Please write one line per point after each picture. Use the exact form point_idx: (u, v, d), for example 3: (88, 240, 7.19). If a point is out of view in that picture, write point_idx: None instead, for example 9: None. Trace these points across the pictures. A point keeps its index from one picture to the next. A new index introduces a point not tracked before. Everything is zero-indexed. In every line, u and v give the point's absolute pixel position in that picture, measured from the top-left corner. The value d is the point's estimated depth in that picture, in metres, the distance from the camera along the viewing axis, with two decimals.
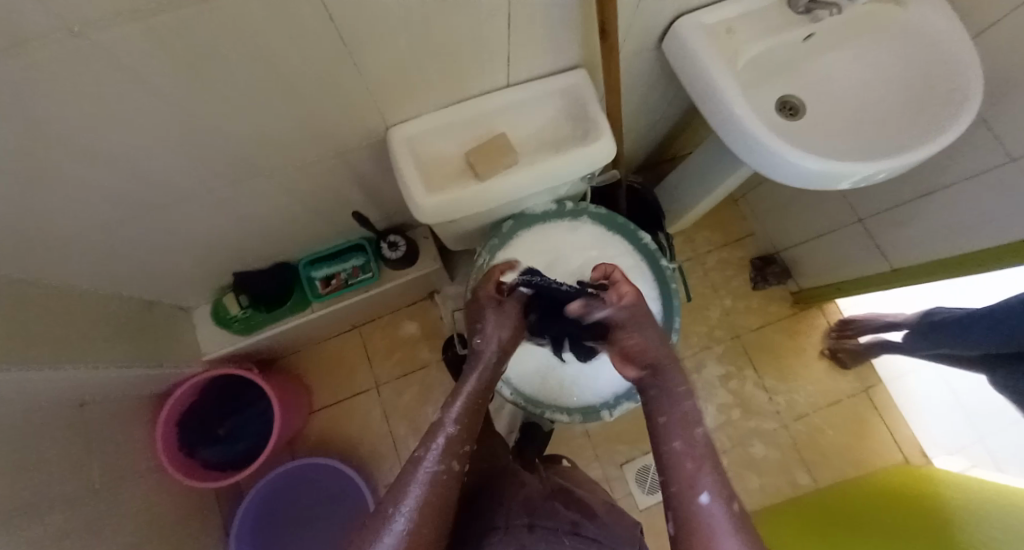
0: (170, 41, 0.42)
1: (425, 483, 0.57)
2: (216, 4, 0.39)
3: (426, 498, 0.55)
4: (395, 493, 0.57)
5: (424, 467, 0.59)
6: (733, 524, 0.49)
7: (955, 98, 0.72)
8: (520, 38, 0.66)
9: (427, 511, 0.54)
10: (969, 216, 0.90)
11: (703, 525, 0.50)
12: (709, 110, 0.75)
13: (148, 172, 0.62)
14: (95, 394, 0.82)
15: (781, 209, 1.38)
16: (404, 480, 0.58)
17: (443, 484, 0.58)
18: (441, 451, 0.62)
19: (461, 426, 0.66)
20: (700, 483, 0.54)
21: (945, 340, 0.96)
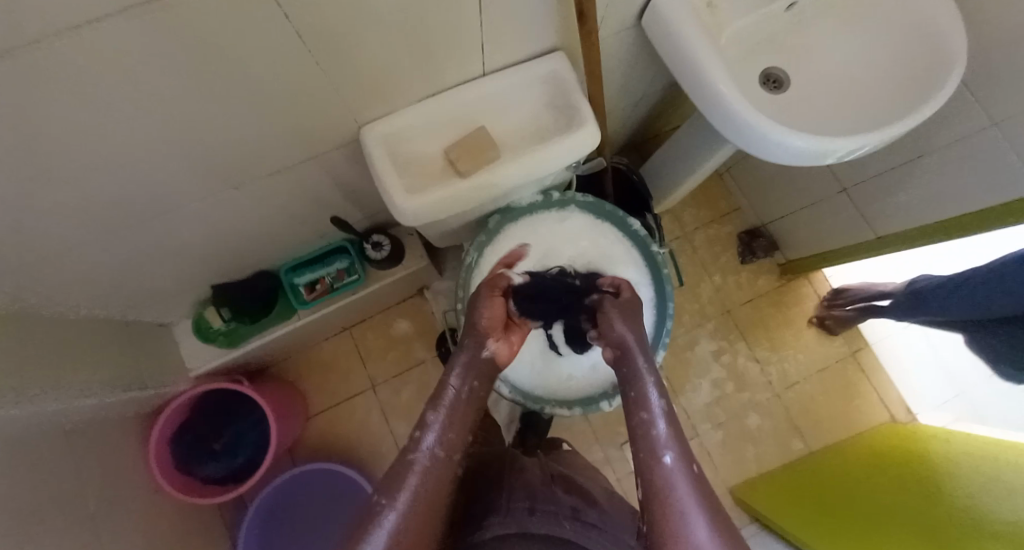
0: (112, 54, 0.36)
1: (415, 476, 0.51)
2: (158, 11, 0.33)
3: (418, 491, 0.49)
4: (386, 486, 0.50)
5: (415, 458, 0.53)
6: (693, 484, 0.46)
7: (938, 72, 0.66)
8: (494, 23, 0.57)
9: (420, 505, 0.48)
10: (956, 194, 0.83)
11: (666, 482, 0.47)
12: (691, 89, 0.68)
13: (112, 191, 0.56)
14: (78, 418, 0.75)
15: (766, 185, 1.28)
16: (396, 474, 0.52)
17: (434, 474, 0.52)
18: (434, 441, 0.56)
19: (454, 414, 0.59)
20: (664, 446, 0.52)
21: (932, 310, 0.92)
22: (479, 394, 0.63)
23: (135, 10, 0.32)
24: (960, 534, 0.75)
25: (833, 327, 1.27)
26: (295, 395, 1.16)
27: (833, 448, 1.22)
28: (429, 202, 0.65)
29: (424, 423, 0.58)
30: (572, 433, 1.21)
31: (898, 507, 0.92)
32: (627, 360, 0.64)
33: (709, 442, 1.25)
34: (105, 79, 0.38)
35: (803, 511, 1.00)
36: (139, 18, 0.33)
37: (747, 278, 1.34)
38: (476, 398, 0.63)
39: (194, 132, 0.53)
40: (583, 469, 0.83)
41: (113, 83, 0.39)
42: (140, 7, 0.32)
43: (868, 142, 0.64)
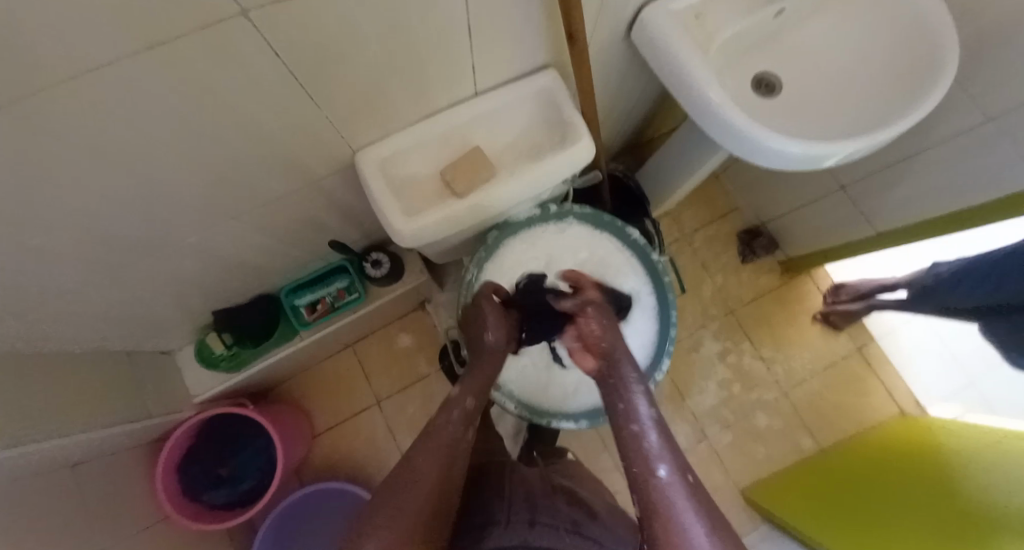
0: (100, 101, 0.36)
1: (447, 445, 0.60)
2: (144, 57, 0.33)
3: (447, 457, 0.59)
4: (421, 447, 0.59)
5: (448, 428, 0.62)
6: (689, 492, 0.49)
7: (931, 72, 0.66)
8: (483, 43, 0.57)
9: (447, 471, 0.57)
10: (954, 188, 0.83)
11: (661, 496, 0.50)
12: (684, 101, 0.68)
13: (109, 230, 0.56)
14: (84, 454, 0.76)
15: (762, 183, 1.28)
16: (429, 438, 0.60)
17: (459, 446, 0.61)
18: (463, 417, 0.64)
19: (479, 399, 0.68)
20: (656, 459, 0.54)
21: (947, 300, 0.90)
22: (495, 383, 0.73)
23: (120, 56, 0.32)
24: (981, 534, 0.74)
25: (837, 322, 1.27)
26: (299, 415, 1.16)
27: (843, 445, 1.21)
28: (426, 224, 0.65)
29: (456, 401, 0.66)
30: (581, 442, 1.21)
31: (915, 505, 0.90)
32: (615, 370, 0.69)
33: (717, 444, 1.25)
34: (93, 122, 0.38)
35: (816, 512, 0.99)
36: (124, 63, 0.33)
37: (748, 277, 1.34)
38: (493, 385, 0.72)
39: (188, 166, 0.52)
40: (591, 484, 0.81)
41: (101, 126, 0.39)
42: (124, 53, 0.32)
43: (865, 145, 0.64)
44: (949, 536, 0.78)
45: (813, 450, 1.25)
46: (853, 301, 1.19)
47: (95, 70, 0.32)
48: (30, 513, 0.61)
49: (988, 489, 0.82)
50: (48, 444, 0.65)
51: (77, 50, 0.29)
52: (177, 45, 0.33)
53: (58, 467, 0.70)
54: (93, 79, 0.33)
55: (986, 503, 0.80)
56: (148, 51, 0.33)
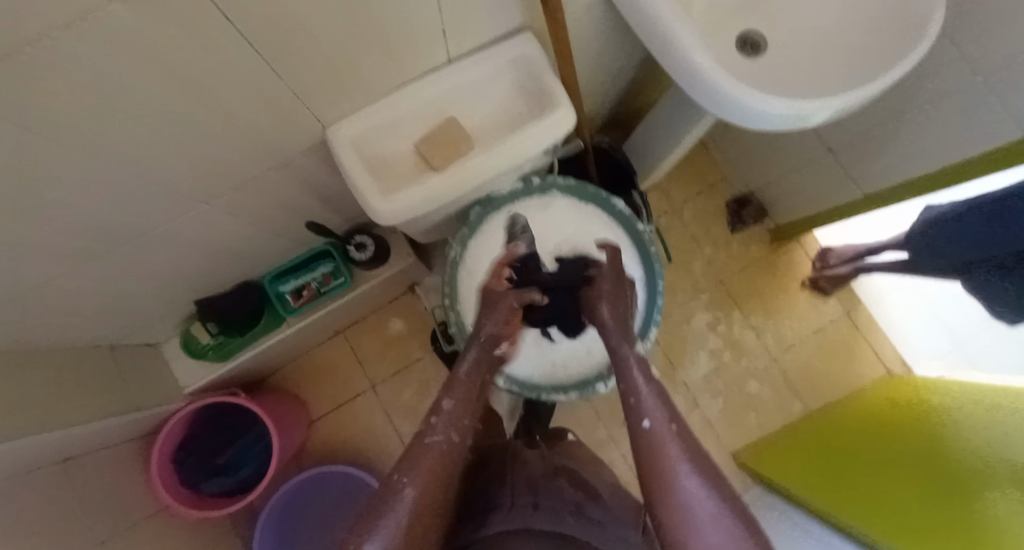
0: (51, 90, 0.34)
1: (430, 458, 0.55)
2: (92, 42, 0.31)
3: (432, 472, 0.53)
4: (403, 464, 0.54)
5: (430, 439, 0.57)
6: (675, 437, 0.54)
7: (915, 24, 0.64)
8: (454, 9, 0.55)
9: (434, 485, 0.52)
10: (945, 144, 0.82)
11: (651, 444, 0.54)
12: (666, 63, 0.66)
13: (75, 224, 0.54)
14: (77, 449, 0.76)
15: (750, 150, 1.26)
16: (411, 454, 0.55)
17: (446, 458, 0.56)
18: (447, 425, 0.60)
19: (464, 404, 0.63)
20: (644, 410, 0.58)
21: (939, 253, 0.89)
22: (484, 386, 0.68)
23: (74, 38, 0.29)
24: (975, 493, 0.75)
25: (826, 287, 1.28)
26: (294, 403, 1.16)
27: (832, 408, 1.23)
28: (405, 202, 0.63)
29: (438, 409, 0.62)
30: (576, 416, 1.22)
31: (906, 461, 0.92)
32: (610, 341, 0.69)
33: (710, 412, 1.27)
34: (51, 108, 0.36)
35: (809, 475, 1.02)
36: (79, 44, 0.31)
37: (738, 247, 1.33)
38: (478, 388, 0.67)
39: (155, 151, 0.50)
40: (590, 465, 0.82)
41: (57, 112, 0.36)
42: (79, 34, 0.29)
43: (853, 100, 0.62)
44: (940, 492, 0.80)
45: (802, 414, 1.27)
46: (841, 265, 1.20)
47: (47, 55, 0.30)
48: (27, 515, 0.61)
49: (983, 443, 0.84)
50: (33, 444, 0.63)
51: (25, 35, 0.27)
52: (127, 26, 0.31)
53: (47, 465, 0.69)
54: (43, 65, 0.31)
55: (976, 458, 0.82)
56: (106, 30, 0.31)
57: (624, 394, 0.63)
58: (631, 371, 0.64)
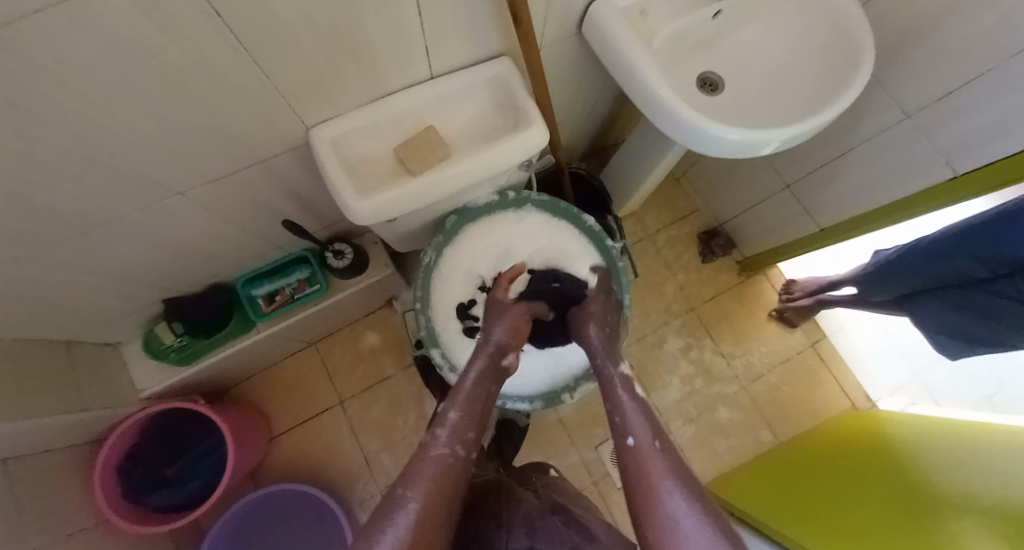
0: (40, 58, 0.36)
1: (433, 470, 0.51)
2: (85, 16, 0.34)
3: (439, 486, 0.49)
4: (406, 477, 0.49)
5: (434, 452, 0.53)
6: (659, 452, 0.53)
7: (850, 68, 0.71)
8: (435, 26, 0.59)
9: (439, 500, 0.48)
10: (890, 177, 0.89)
11: (637, 460, 0.53)
12: (631, 91, 0.71)
13: (49, 203, 0.55)
14: (16, 449, 0.72)
15: (718, 185, 1.33)
16: (412, 466, 0.51)
17: (448, 471, 0.51)
18: (451, 437, 0.55)
19: (469, 412, 0.60)
20: (630, 428, 0.58)
21: (891, 284, 0.93)
22: (490, 399, 0.64)
23: (43, 3, 0.31)
24: (942, 522, 0.75)
25: (793, 319, 1.31)
26: (255, 416, 1.12)
27: (800, 438, 1.24)
28: (380, 202, 0.65)
29: (443, 420, 0.57)
30: (547, 437, 1.20)
31: (875, 490, 0.92)
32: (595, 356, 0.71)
33: (682, 439, 1.27)
34: (22, 76, 0.37)
35: (779, 502, 1.01)
36: (55, 15, 0.32)
37: (709, 276, 1.38)
38: (483, 401, 0.63)
39: (132, 134, 0.52)
40: (558, 485, 0.81)
41: (28, 80, 0.38)
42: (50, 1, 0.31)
43: (798, 131, 0.68)
44: (908, 521, 0.80)
45: (772, 443, 1.27)
46: (804, 297, 1.25)
47: (41, 21, 0.32)
48: None
49: (948, 472, 0.85)
50: None
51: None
52: (116, 2, 0.34)
53: None
54: (23, 32, 0.32)
55: (945, 488, 0.82)
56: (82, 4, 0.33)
57: (609, 412, 0.64)
58: (620, 399, 0.63)
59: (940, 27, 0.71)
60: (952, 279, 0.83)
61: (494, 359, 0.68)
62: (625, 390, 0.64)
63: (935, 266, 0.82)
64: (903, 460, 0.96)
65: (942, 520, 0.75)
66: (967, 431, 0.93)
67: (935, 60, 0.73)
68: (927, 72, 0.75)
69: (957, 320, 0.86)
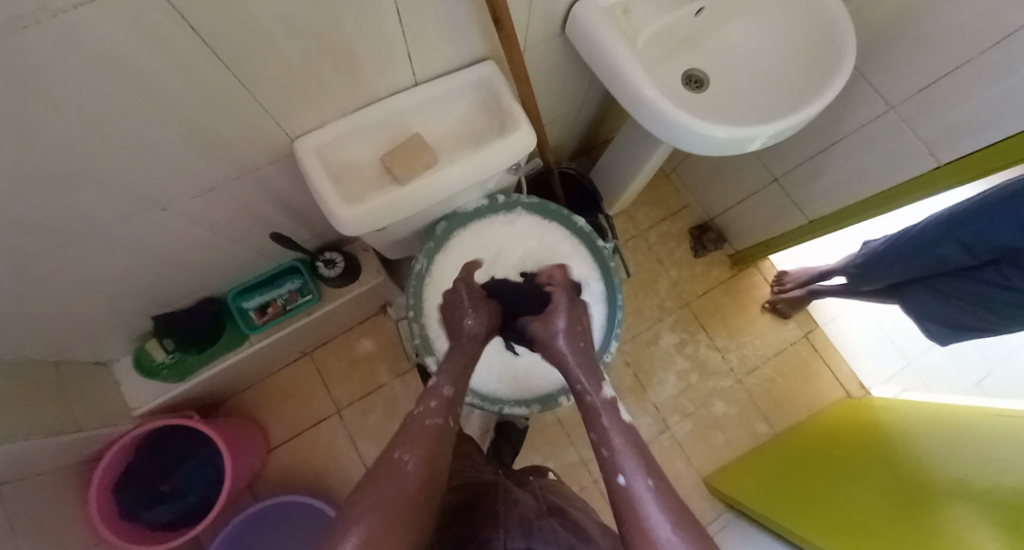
0: (11, 76, 0.35)
1: (427, 439, 0.57)
2: (56, 32, 0.33)
3: (432, 451, 0.56)
4: (403, 441, 0.56)
5: (428, 420, 0.60)
6: (652, 491, 0.51)
7: (833, 62, 0.71)
8: (418, 31, 0.59)
9: (433, 463, 0.55)
10: (878, 167, 0.90)
11: (631, 501, 0.51)
12: (617, 91, 0.71)
13: (30, 221, 0.54)
14: (9, 473, 0.70)
15: (707, 180, 1.34)
16: (408, 433, 0.58)
17: (440, 439, 0.58)
18: (443, 408, 0.62)
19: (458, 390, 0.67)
20: (621, 463, 0.56)
21: (878, 274, 0.94)
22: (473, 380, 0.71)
23: (16, 23, 0.31)
24: (938, 506, 0.76)
25: (785, 310, 1.31)
26: (252, 428, 1.12)
27: (796, 429, 1.25)
28: (369, 211, 0.65)
29: (437, 394, 0.64)
30: (545, 438, 1.20)
31: (873, 479, 0.92)
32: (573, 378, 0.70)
33: (679, 434, 1.27)
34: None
35: (776, 493, 1.02)
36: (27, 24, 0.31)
37: (701, 270, 1.39)
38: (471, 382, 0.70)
39: (112, 146, 0.50)
40: (555, 487, 0.81)
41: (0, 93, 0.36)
42: (21, 11, 0.30)
43: (782, 127, 0.68)
44: (905, 506, 0.81)
45: (769, 435, 1.28)
46: (796, 287, 1.26)
47: (15, 39, 0.32)
48: None
49: (945, 456, 0.86)
50: None
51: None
52: (91, 18, 0.34)
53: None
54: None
55: (942, 472, 0.83)
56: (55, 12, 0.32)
57: (596, 444, 0.61)
58: (606, 431, 0.61)
59: (918, 17, 0.71)
60: (942, 269, 0.83)
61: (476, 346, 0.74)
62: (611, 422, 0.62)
63: (920, 253, 0.83)
64: (899, 447, 0.97)
65: (941, 506, 0.76)
66: (959, 416, 0.94)
67: (916, 50, 0.74)
68: (907, 62, 0.76)
69: (944, 305, 0.87)
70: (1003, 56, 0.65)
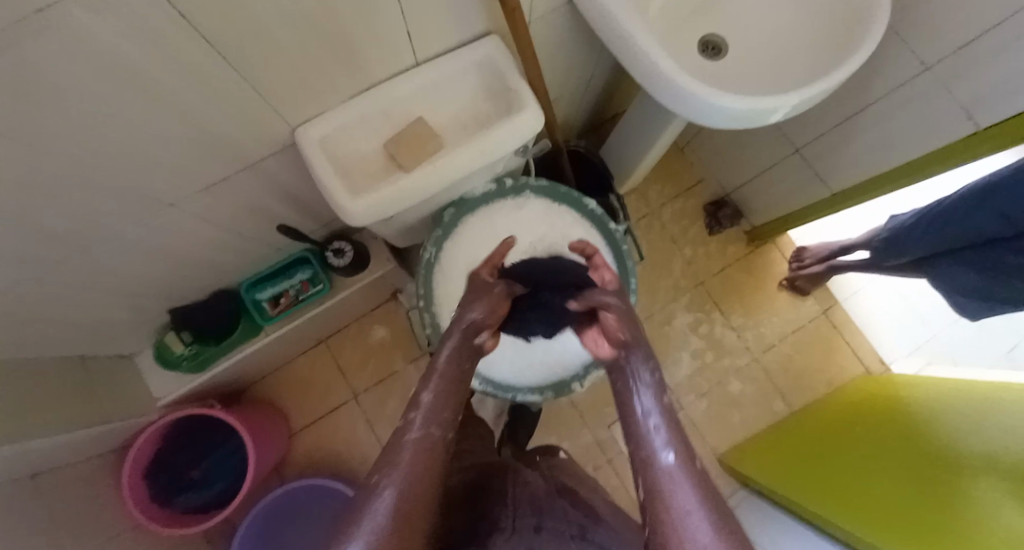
0: (10, 86, 0.34)
1: (413, 455, 0.43)
2: (53, 41, 0.32)
3: (416, 471, 0.42)
4: (379, 465, 0.43)
5: (408, 435, 0.46)
6: (696, 479, 0.39)
7: (863, 24, 0.66)
8: (419, 11, 0.56)
9: (420, 484, 0.40)
10: (909, 133, 0.84)
11: (669, 484, 0.39)
12: (630, 64, 0.68)
13: (41, 227, 0.54)
14: (46, 463, 0.74)
15: (722, 153, 1.29)
16: (391, 452, 0.44)
17: (433, 454, 0.44)
18: (427, 417, 0.48)
19: (445, 392, 0.52)
20: (661, 444, 0.44)
21: (907, 248, 0.91)
22: (468, 378, 0.56)
23: (12, 34, 0.29)
24: (963, 481, 0.75)
25: (804, 287, 1.28)
26: (274, 416, 1.14)
27: (814, 405, 1.23)
28: (375, 201, 0.64)
29: (416, 401, 0.50)
30: (560, 420, 1.21)
31: (893, 457, 0.91)
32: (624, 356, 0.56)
33: (695, 413, 1.27)
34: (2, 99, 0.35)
35: (794, 472, 1.01)
36: (24, 30, 0.30)
37: (716, 247, 1.35)
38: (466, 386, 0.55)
39: (116, 150, 0.50)
40: (565, 466, 0.82)
41: (9, 104, 0.36)
42: (11, 18, 0.28)
43: (805, 97, 0.64)
44: (930, 482, 0.80)
45: (786, 413, 1.27)
46: (816, 263, 1.22)
47: (12, 49, 0.31)
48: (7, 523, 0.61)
49: (970, 433, 0.84)
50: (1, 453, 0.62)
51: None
52: (88, 26, 0.32)
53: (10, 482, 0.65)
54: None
55: (964, 448, 0.82)
56: (31, 16, 0.29)
57: (631, 420, 0.50)
58: (643, 402, 0.50)
59: None
60: (972, 240, 0.79)
61: (466, 340, 0.59)
62: (646, 395, 0.51)
63: (950, 224, 0.80)
64: (923, 423, 0.95)
65: (963, 484, 0.75)
66: (987, 390, 0.92)
67: (957, 7, 0.68)
68: (945, 20, 0.70)
69: (971, 276, 0.83)
70: None
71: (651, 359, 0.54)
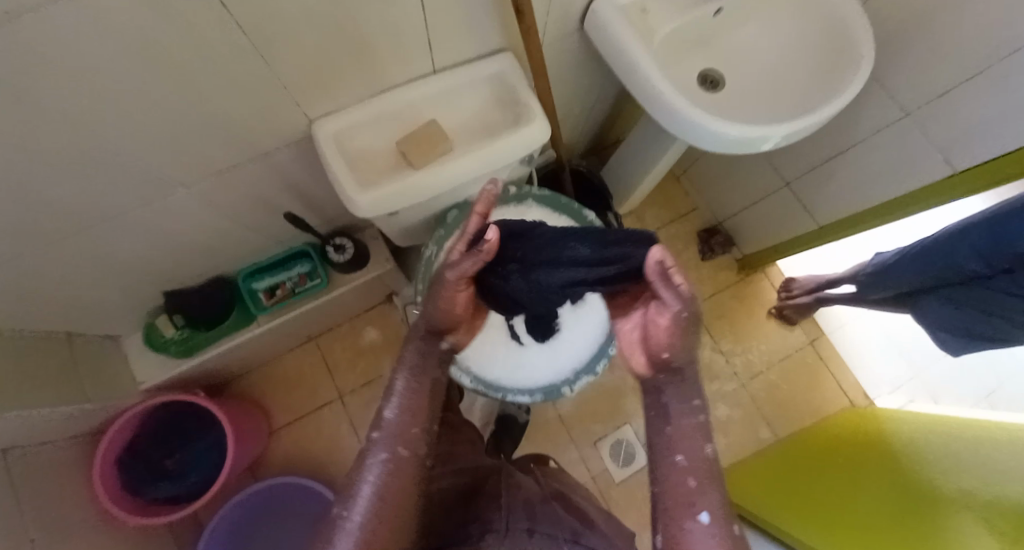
0: (47, 50, 0.36)
1: (375, 481, 0.43)
2: (92, 12, 0.34)
3: (383, 496, 0.42)
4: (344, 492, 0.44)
5: (371, 460, 0.45)
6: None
7: (852, 67, 0.71)
8: (439, 20, 0.60)
9: (385, 511, 0.41)
10: (891, 172, 0.89)
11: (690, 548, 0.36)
12: (634, 87, 0.71)
13: (51, 196, 0.55)
14: (19, 441, 0.73)
15: (717, 184, 1.34)
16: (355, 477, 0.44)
17: (402, 477, 0.44)
18: (392, 434, 0.47)
19: (410, 405, 0.49)
20: (697, 494, 0.40)
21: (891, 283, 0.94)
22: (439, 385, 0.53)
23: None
24: (944, 514, 0.76)
25: (793, 316, 1.31)
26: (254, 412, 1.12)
27: (797, 435, 1.24)
28: (383, 196, 0.66)
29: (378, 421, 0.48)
30: (546, 433, 1.21)
31: (873, 488, 0.92)
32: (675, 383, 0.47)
33: None
34: (18, 68, 0.37)
35: (777, 499, 1.01)
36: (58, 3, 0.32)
37: (708, 273, 1.39)
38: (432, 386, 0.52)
39: (130, 125, 0.51)
40: (558, 476, 0.81)
41: (32, 71, 0.38)
42: None
43: (795, 128, 0.68)
44: (911, 515, 0.80)
45: (771, 441, 1.28)
46: (803, 294, 1.25)
47: (55, 14, 0.33)
48: None
49: (953, 468, 0.85)
50: None
51: None
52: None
53: None
54: (21, 24, 0.32)
55: (943, 484, 0.82)
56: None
57: (661, 445, 0.44)
58: (683, 442, 0.43)
59: (936, 23, 0.71)
60: (954, 278, 0.82)
61: (430, 343, 0.55)
62: (685, 435, 0.43)
63: (926, 266, 0.85)
64: (904, 457, 0.96)
65: (942, 516, 0.76)
66: (969, 426, 0.93)
67: (933, 61, 0.74)
68: (922, 71, 0.76)
69: (951, 311, 0.86)
70: (1009, 71, 0.66)
71: (697, 394, 0.46)
